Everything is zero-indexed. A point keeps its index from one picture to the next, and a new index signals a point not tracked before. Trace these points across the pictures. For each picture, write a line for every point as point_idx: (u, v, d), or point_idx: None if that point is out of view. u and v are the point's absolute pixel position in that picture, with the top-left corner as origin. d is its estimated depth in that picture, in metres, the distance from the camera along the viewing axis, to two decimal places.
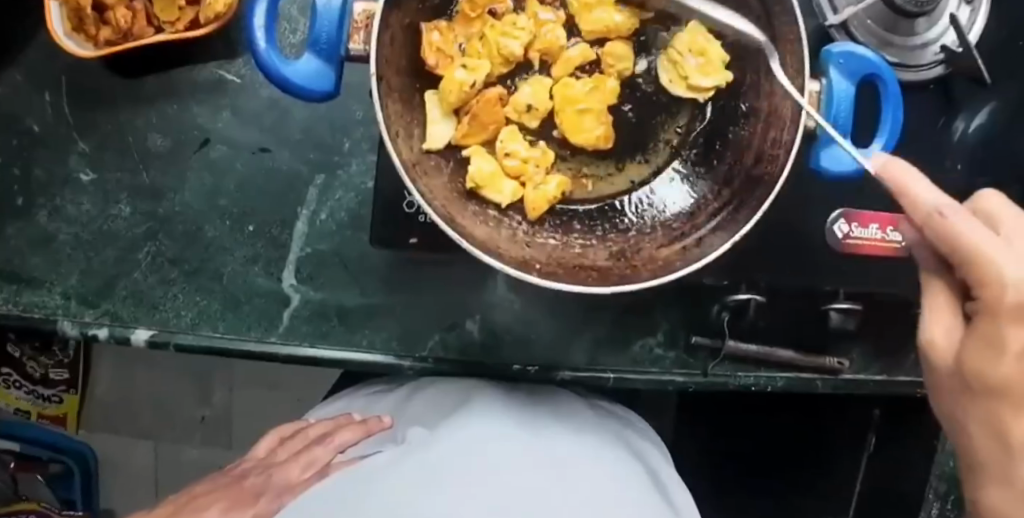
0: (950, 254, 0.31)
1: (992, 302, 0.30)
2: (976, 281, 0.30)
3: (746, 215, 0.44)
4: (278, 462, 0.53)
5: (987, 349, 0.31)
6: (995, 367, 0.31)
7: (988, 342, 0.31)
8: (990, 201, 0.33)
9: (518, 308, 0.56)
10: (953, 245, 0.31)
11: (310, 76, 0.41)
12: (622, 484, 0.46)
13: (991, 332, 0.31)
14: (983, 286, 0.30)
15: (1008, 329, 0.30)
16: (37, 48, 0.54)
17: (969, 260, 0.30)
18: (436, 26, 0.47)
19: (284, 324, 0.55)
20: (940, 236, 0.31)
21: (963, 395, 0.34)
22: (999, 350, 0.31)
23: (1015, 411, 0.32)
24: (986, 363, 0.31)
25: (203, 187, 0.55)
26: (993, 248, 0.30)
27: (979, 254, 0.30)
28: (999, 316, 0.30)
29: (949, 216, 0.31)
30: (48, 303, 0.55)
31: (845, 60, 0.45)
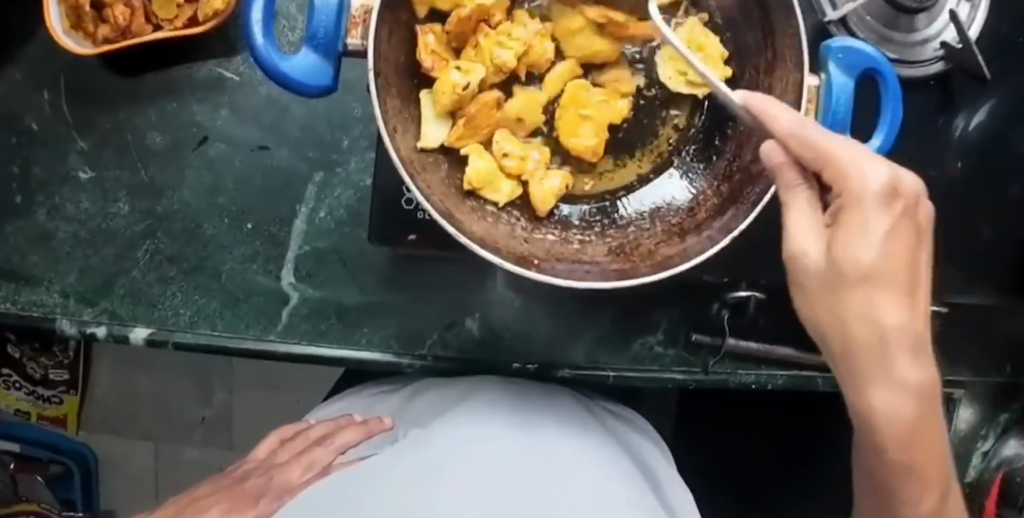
0: (810, 154, 0.33)
1: (852, 193, 0.32)
2: (836, 178, 0.32)
3: (746, 209, 0.43)
4: (279, 463, 0.53)
5: (854, 233, 0.32)
6: (863, 247, 0.31)
7: (853, 224, 0.32)
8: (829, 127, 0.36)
9: (518, 306, 0.56)
10: (810, 143, 0.33)
11: (308, 71, 0.40)
12: (622, 484, 0.46)
13: (856, 221, 0.32)
14: (844, 182, 0.32)
15: (870, 214, 0.32)
16: (36, 46, 0.54)
17: (829, 162, 0.32)
18: (431, 26, 0.46)
19: (282, 322, 0.55)
20: (800, 142, 0.33)
21: (833, 291, 0.33)
22: (862, 235, 0.32)
23: (887, 296, 0.32)
24: (856, 246, 0.32)
25: (201, 185, 0.55)
26: (841, 145, 0.32)
27: (831, 149, 0.32)
28: (859, 202, 0.32)
29: (808, 128, 0.33)
30: (47, 301, 0.55)
31: (844, 55, 0.45)
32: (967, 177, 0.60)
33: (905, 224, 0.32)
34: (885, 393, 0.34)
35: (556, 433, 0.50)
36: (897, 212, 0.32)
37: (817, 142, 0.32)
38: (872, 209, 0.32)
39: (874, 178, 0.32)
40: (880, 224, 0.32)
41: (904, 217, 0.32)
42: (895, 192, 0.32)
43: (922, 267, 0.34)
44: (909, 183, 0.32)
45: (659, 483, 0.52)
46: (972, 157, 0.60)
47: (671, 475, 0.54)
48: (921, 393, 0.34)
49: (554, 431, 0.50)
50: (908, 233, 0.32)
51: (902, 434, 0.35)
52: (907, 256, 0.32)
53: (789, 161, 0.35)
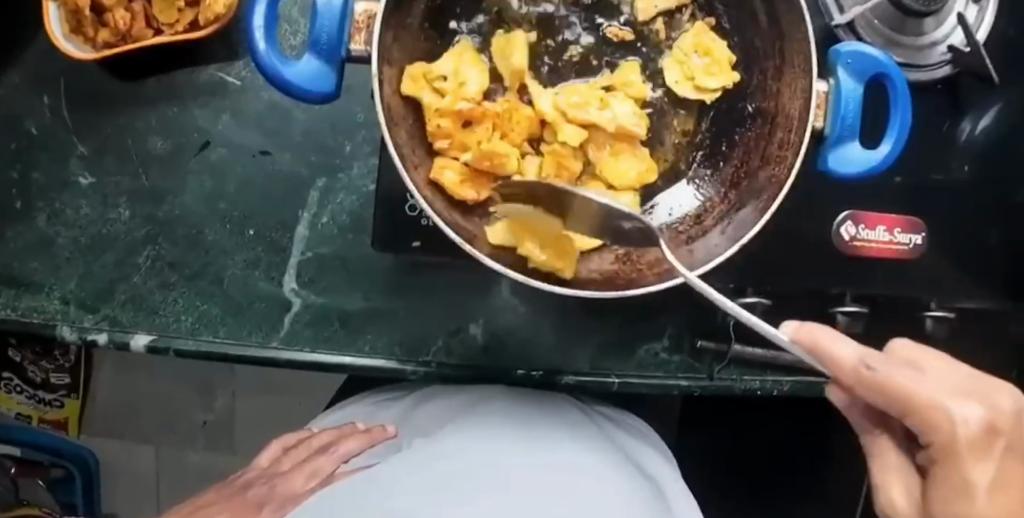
0: (892, 406, 0.32)
1: (951, 447, 0.31)
2: (929, 430, 0.31)
3: (755, 217, 0.43)
4: (281, 472, 0.53)
5: (961, 496, 0.31)
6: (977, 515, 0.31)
7: (959, 487, 0.31)
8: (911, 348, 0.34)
9: (522, 312, 0.55)
10: (894, 395, 0.31)
11: (310, 76, 0.40)
12: (630, 494, 0.46)
13: (962, 482, 0.31)
14: (931, 434, 0.31)
15: (973, 470, 0.31)
16: (36, 50, 0.54)
17: (921, 413, 0.31)
18: (441, 180, 0.44)
19: (285, 328, 0.54)
20: (868, 385, 0.32)
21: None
22: (972, 492, 0.31)
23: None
24: (969, 511, 0.31)
25: (203, 191, 0.54)
26: (947, 404, 0.31)
27: (934, 408, 0.31)
28: (958, 454, 0.31)
29: (879, 370, 0.32)
30: (47, 307, 0.54)
31: (852, 60, 0.44)
32: (974, 181, 0.59)
33: (1007, 463, 0.32)
34: None
35: (562, 440, 0.49)
36: (998, 457, 0.32)
37: (902, 393, 0.31)
38: (976, 465, 0.31)
39: (967, 425, 0.31)
40: (982, 480, 0.31)
41: (1003, 456, 0.32)
42: (990, 435, 0.31)
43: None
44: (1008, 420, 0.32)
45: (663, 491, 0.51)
46: (979, 161, 0.59)
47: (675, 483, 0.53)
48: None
49: (559, 438, 0.50)
50: (1012, 468, 0.32)
51: None
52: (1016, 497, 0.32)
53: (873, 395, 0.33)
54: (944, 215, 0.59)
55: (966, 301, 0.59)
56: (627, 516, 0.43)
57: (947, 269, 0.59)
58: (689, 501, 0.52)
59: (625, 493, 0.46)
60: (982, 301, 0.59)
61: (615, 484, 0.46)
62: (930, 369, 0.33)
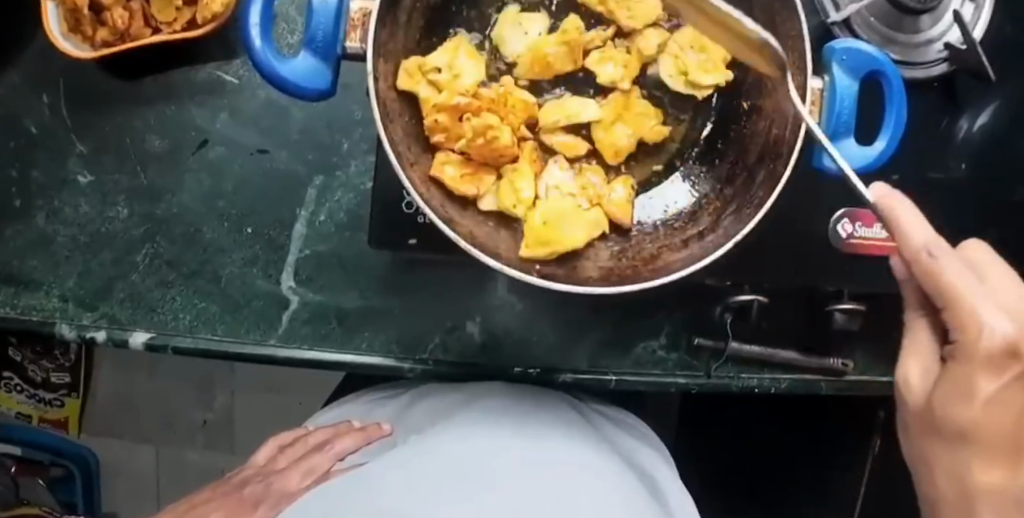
0: (935, 296, 0.31)
1: (966, 350, 0.31)
2: (954, 327, 0.31)
3: (750, 213, 0.43)
4: (278, 469, 0.53)
5: (957, 396, 0.32)
6: (966, 416, 0.32)
7: (962, 386, 0.32)
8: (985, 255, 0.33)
9: (519, 310, 0.55)
10: (936, 286, 0.31)
11: (305, 74, 0.40)
12: (625, 488, 0.46)
13: (961, 385, 0.32)
14: (957, 333, 0.31)
15: (980, 382, 0.31)
16: (35, 50, 0.54)
17: (954, 309, 0.31)
18: (441, 174, 0.44)
19: (282, 326, 0.55)
20: (926, 275, 0.31)
21: (928, 434, 0.35)
22: (968, 399, 0.32)
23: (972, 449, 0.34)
24: (959, 412, 0.32)
25: (201, 189, 0.55)
26: (985, 310, 0.30)
27: (972, 311, 0.30)
28: (973, 363, 0.31)
29: (938, 257, 0.30)
30: (45, 305, 0.54)
31: (847, 57, 0.44)
32: (972, 179, 0.59)
33: (1022, 386, 0.32)
34: None
35: (558, 435, 0.50)
36: (1014, 380, 0.31)
37: (945, 286, 0.30)
38: (989, 380, 0.31)
39: (994, 337, 0.30)
40: (988, 391, 0.31)
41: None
42: (1013, 357, 0.30)
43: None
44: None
45: (658, 486, 0.52)
46: (976, 159, 0.59)
47: (671, 480, 0.54)
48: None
49: (554, 433, 0.50)
50: (1020, 397, 0.32)
51: None
52: (1013, 417, 0.32)
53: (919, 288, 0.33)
54: (942, 213, 0.59)
55: None
56: (620, 512, 0.44)
57: None
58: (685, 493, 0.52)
59: (619, 487, 0.46)
60: None
61: (609, 479, 0.46)
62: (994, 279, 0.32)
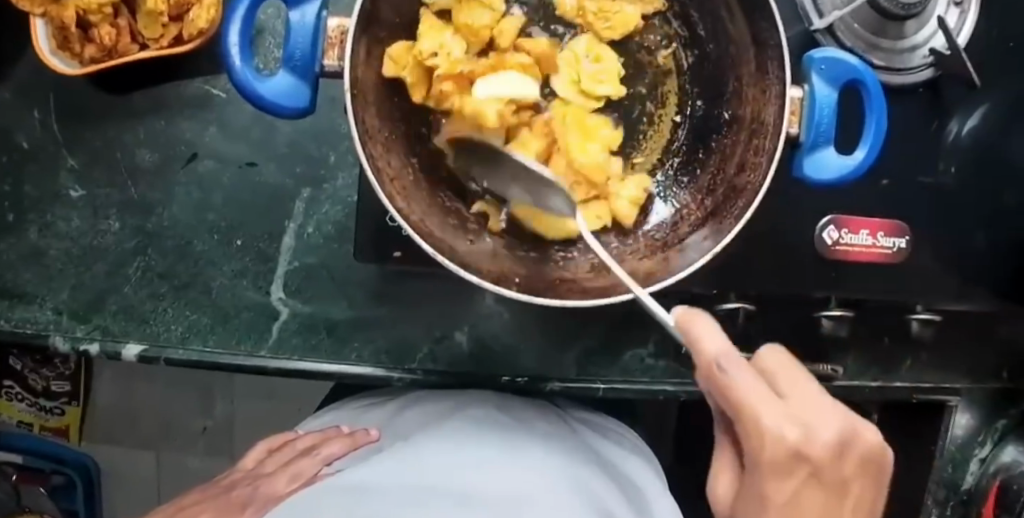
0: (730, 406, 0.29)
1: (756, 463, 0.29)
2: (748, 441, 0.29)
3: (730, 224, 0.43)
4: (265, 473, 0.54)
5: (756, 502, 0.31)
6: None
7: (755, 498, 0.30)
8: (770, 357, 0.30)
9: (506, 319, 0.56)
10: (730, 397, 0.28)
11: (285, 92, 0.40)
12: (601, 489, 0.47)
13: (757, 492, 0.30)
14: (750, 443, 0.29)
15: (771, 486, 0.29)
16: (25, 66, 0.55)
17: (742, 421, 0.28)
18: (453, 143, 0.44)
19: (273, 337, 0.55)
20: (721, 387, 0.28)
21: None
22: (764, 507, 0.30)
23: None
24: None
25: (191, 202, 0.55)
26: (767, 414, 0.28)
27: (756, 425, 0.28)
28: (762, 469, 0.29)
29: (730, 373, 0.28)
30: (40, 318, 0.55)
31: (826, 66, 0.45)
32: (962, 183, 0.59)
33: (817, 485, 0.30)
34: None
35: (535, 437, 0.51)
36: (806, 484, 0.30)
37: (731, 401, 0.28)
38: (782, 487, 0.29)
39: (778, 450, 0.28)
40: (779, 497, 0.30)
41: (816, 478, 0.30)
42: (800, 461, 0.29)
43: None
44: (829, 459, 0.29)
45: (638, 489, 0.52)
46: (965, 162, 0.59)
47: (655, 488, 0.54)
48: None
49: (536, 436, 0.51)
50: (819, 499, 0.31)
51: None
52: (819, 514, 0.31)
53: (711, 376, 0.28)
54: (930, 218, 0.59)
55: (950, 304, 0.59)
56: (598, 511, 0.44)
57: (933, 272, 0.59)
58: (666, 498, 0.53)
59: (595, 487, 0.47)
60: (965, 303, 0.60)
61: (587, 482, 0.47)
62: (783, 386, 0.29)
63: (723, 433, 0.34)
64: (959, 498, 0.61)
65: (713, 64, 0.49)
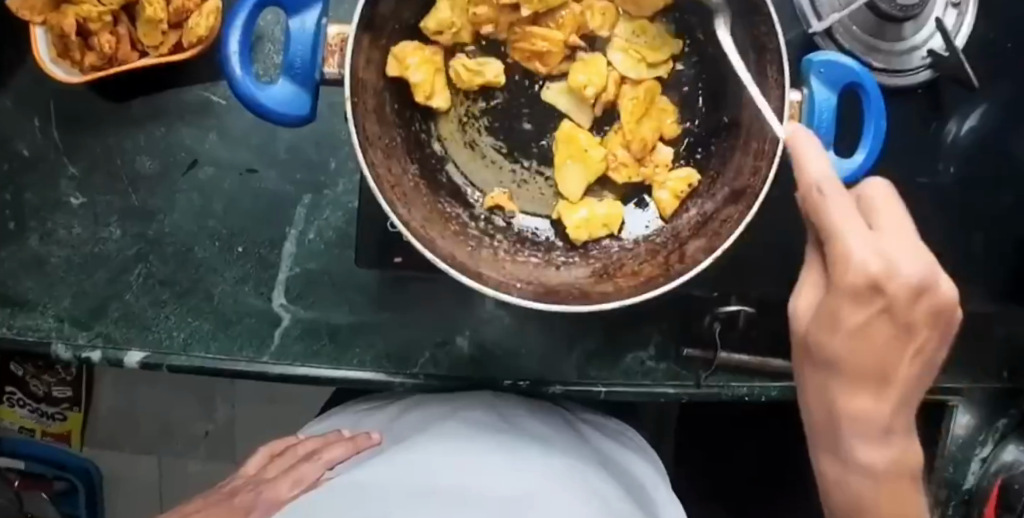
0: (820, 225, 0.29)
1: (834, 286, 0.29)
2: (830, 263, 0.29)
3: (728, 228, 0.43)
4: (267, 479, 0.54)
5: (825, 324, 0.31)
6: (831, 344, 0.31)
7: (826, 318, 0.31)
8: (879, 189, 0.30)
9: (508, 323, 0.56)
10: (825, 213, 0.29)
11: (285, 100, 0.40)
12: (604, 487, 0.47)
13: (831, 314, 0.30)
14: (834, 264, 0.29)
15: (845, 309, 0.29)
16: (26, 75, 0.55)
17: (832, 244, 0.28)
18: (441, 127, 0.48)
19: (275, 343, 0.55)
20: (814, 207, 0.29)
21: (806, 365, 0.34)
22: (833, 329, 0.31)
23: (846, 385, 0.32)
24: (826, 341, 0.31)
25: (192, 208, 0.55)
26: (856, 242, 0.28)
27: (842, 246, 0.28)
28: (840, 293, 0.29)
29: (827, 195, 0.29)
30: (42, 325, 0.55)
31: (824, 69, 0.45)
32: (960, 184, 0.59)
33: (891, 326, 0.30)
34: (839, 459, 0.36)
35: (535, 438, 0.51)
36: (878, 314, 0.30)
37: (826, 222, 0.29)
38: (858, 312, 0.29)
39: (860, 273, 0.28)
40: (852, 321, 0.30)
41: (891, 316, 0.30)
42: (878, 292, 0.28)
43: (901, 361, 0.32)
44: (908, 296, 0.29)
45: (641, 488, 0.53)
46: (964, 163, 0.59)
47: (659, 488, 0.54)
48: (878, 473, 0.35)
49: (535, 438, 0.51)
50: (890, 334, 0.30)
51: (881, 491, 0.36)
52: (885, 350, 0.31)
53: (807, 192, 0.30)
54: (929, 219, 0.59)
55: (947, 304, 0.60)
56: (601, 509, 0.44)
57: None
58: (668, 496, 0.54)
59: (598, 485, 0.47)
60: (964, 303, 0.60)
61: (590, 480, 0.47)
62: (882, 217, 0.30)
63: (814, 251, 0.33)
64: (960, 498, 0.61)
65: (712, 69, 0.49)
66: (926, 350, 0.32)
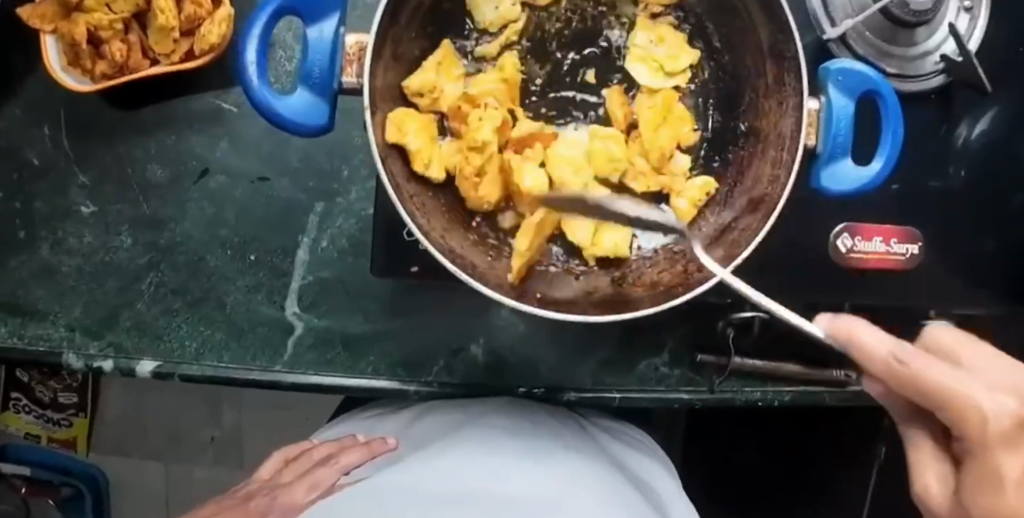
0: (916, 396, 0.27)
1: (981, 443, 0.26)
2: (956, 423, 0.26)
3: (747, 237, 0.42)
4: (283, 483, 0.54)
5: (986, 489, 0.27)
6: (1013, 511, 0.26)
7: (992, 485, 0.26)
8: (942, 331, 0.29)
9: (522, 330, 0.56)
10: (918, 388, 0.27)
11: (303, 110, 0.40)
12: (621, 493, 0.48)
13: (986, 472, 0.27)
14: (957, 423, 0.26)
15: (1003, 461, 0.26)
16: (35, 83, 0.54)
17: (950, 407, 0.26)
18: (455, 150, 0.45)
19: (288, 351, 0.55)
20: (907, 380, 0.27)
21: None
22: (1003, 504, 0.26)
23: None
24: (990, 507, 0.27)
25: (204, 217, 0.55)
26: (979, 392, 0.26)
27: (966, 403, 0.26)
28: (985, 446, 0.26)
29: (908, 361, 0.27)
30: (53, 335, 0.55)
31: (842, 77, 0.45)
32: (973, 188, 0.59)
33: None
34: None
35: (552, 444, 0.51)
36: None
37: (926, 379, 0.26)
38: (1015, 459, 0.26)
39: (999, 417, 0.26)
40: (1017, 474, 0.26)
41: None
42: None
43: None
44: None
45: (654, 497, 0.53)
46: (975, 167, 0.59)
47: (670, 492, 0.55)
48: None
49: (551, 443, 0.51)
50: None
51: None
52: None
53: (888, 363, 0.27)
54: (942, 223, 0.59)
55: (970, 308, 0.58)
56: None
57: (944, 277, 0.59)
58: (678, 496, 0.55)
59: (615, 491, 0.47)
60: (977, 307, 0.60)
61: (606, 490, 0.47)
62: (971, 359, 0.28)
63: (915, 428, 0.31)
64: None
65: (727, 77, 0.49)
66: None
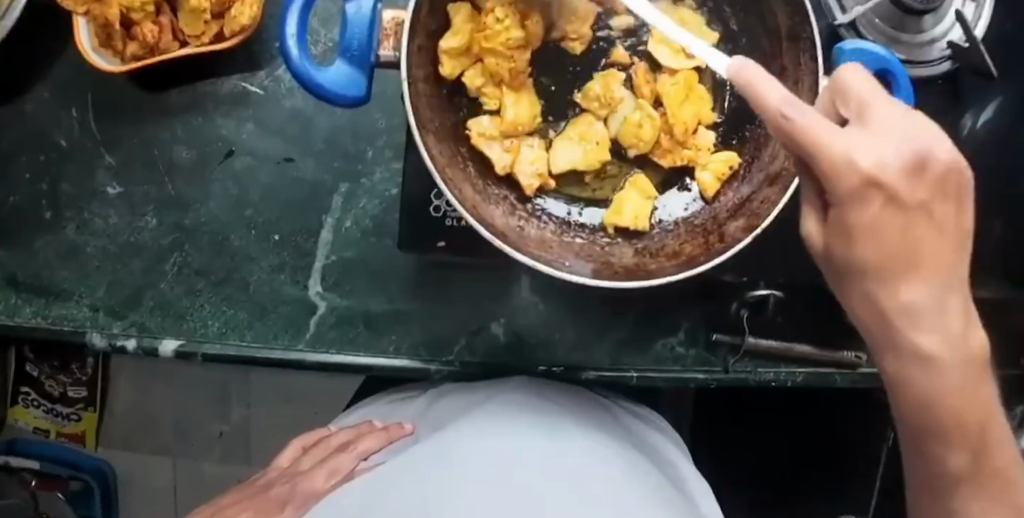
0: (805, 154, 0.28)
1: (845, 197, 0.29)
2: (832, 181, 0.29)
3: (767, 205, 0.44)
4: (302, 471, 0.54)
5: (843, 239, 0.31)
6: (862, 255, 0.30)
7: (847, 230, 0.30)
8: (851, 74, 0.31)
9: (543, 310, 0.57)
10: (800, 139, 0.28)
11: (342, 81, 0.41)
12: (635, 469, 0.48)
13: (844, 226, 0.30)
14: (827, 176, 0.28)
15: (855, 216, 0.29)
16: (65, 66, 0.55)
17: (815, 158, 0.28)
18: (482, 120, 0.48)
19: (311, 331, 0.56)
20: (792, 138, 0.28)
21: (841, 283, 0.33)
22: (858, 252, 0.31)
23: (896, 279, 0.31)
24: (851, 251, 0.31)
25: (229, 197, 0.56)
26: (838, 144, 0.28)
27: (834, 158, 0.28)
28: (845, 202, 0.29)
29: (797, 116, 0.28)
30: (76, 315, 0.56)
31: (857, 57, 0.46)
32: (982, 174, 0.60)
33: (921, 203, 0.30)
34: (900, 358, 0.34)
35: (569, 424, 0.51)
36: (885, 209, 0.29)
37: (821, 147, 0.28)
38: (862, 210, 0.29)
39: (848, 163, 0.28)
40: (864, 223, 0.30)
41: (920, 195, 0.29)
42: (874, 187, 0.28)
43: (914, 236, 0.30)
44: (906, 183, 0.29)
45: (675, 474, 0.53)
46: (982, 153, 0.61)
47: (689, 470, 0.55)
48: (943, 359, 0.33)
49: (565, 421, 0.51)
50: (898, 222, 0.30)
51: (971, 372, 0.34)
52: (889, 242, 0.30)
53: (781, 120, 0.29)
54: None
55: None
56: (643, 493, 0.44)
57: None
58: (695, 476, 0.54)
59: (629, 468, 0.47)
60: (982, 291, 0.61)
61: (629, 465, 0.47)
62: (873, 115, 0.30)
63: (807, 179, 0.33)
64: None
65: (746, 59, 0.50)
66: (937, 221, 0.31)
